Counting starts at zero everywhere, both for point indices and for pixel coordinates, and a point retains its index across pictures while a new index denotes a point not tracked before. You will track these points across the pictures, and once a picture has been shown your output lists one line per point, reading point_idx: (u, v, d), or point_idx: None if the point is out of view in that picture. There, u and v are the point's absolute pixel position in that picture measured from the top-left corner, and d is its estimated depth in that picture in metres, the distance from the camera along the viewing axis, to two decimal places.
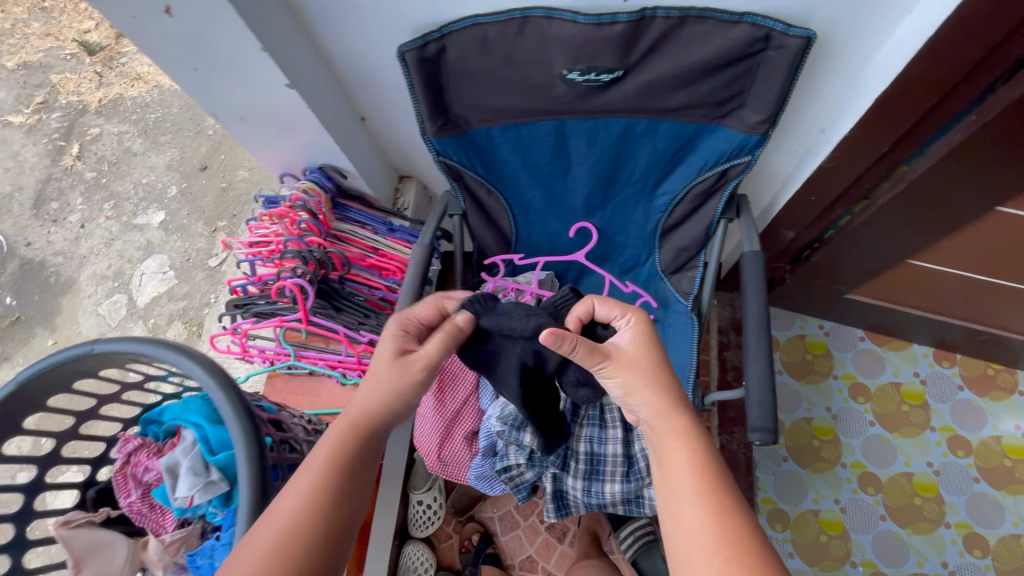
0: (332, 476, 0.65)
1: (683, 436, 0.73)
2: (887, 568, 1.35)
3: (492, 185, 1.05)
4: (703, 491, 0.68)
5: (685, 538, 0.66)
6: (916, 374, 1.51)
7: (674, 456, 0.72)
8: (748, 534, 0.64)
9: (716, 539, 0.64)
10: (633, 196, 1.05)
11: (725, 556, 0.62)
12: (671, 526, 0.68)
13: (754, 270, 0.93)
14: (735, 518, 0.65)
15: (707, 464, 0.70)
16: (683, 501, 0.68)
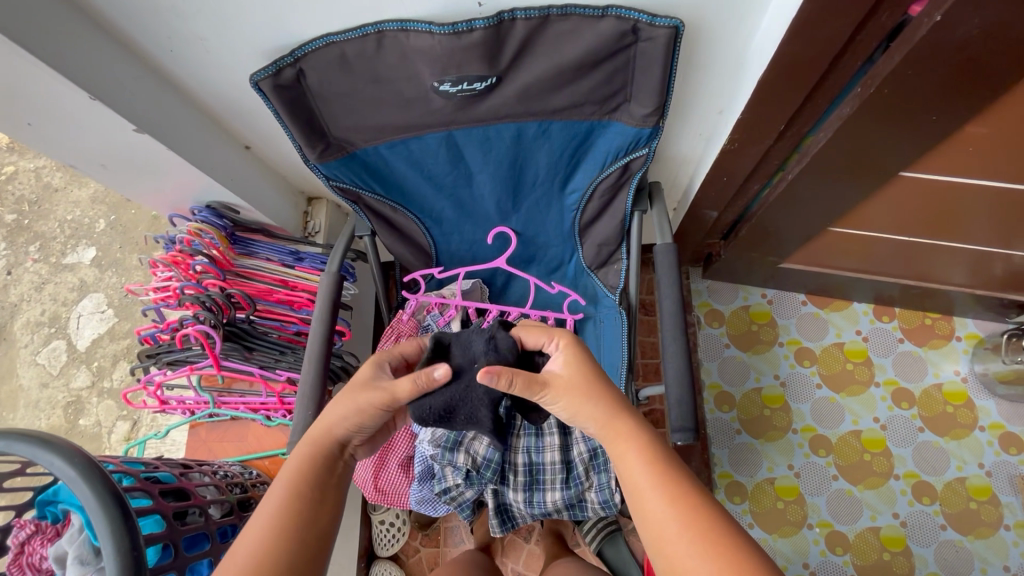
0: (296, 501, 0.64)
1: (633, 429, 0.67)
2: (842, 526, 1.38)
3: (396, 202, 1.00)
4: (659, 479, 0.62)
5: (662, 548, 0.59)
6: (859, 333, 1.52)
7: (624, 451, 0.66)
8: (713, 512, 0.59)
9: (684, 526, 0.58)
10: (544, 197, 1.01)
11: (694, 540, 0.57)
12: (649, 541, 0.60)
13: (668, 263, 0.92)
14: (697, 500, 0.60)
15: (660, 450, 0.65)
16: (644, 494, 0.62)
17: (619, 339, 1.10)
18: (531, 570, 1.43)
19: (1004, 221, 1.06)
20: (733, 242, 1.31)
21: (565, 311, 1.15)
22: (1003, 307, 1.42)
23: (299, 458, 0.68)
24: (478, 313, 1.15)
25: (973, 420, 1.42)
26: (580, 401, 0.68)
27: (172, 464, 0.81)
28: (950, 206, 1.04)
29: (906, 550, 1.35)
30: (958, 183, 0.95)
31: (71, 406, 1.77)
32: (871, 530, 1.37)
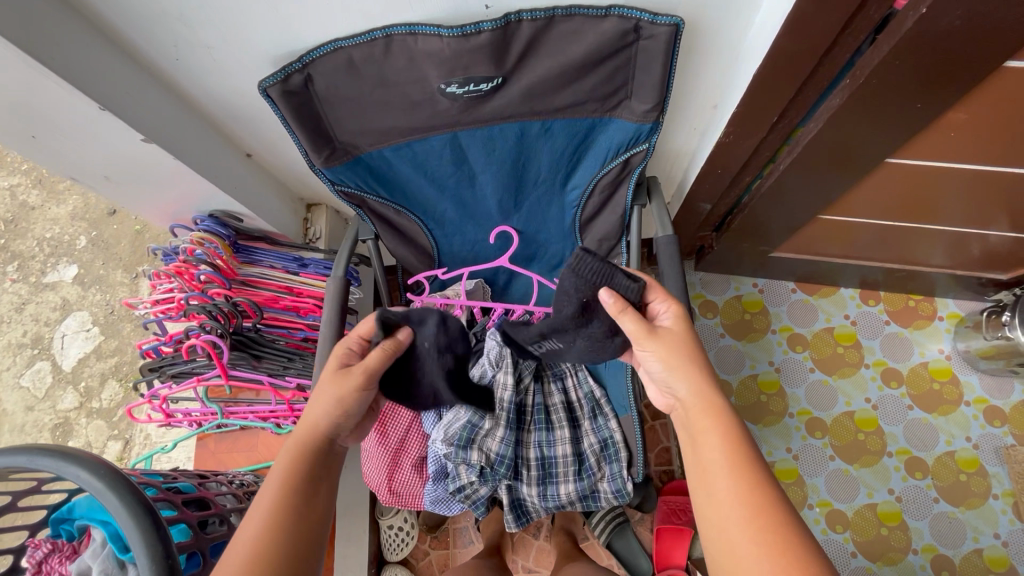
0: (287, 496, 0.66)
1: (719, 409, 0.70)
2: (841, 504, 1.43)
3: (400, 205, 1.01)
4: (732, 465, 0.65)
5: (720, 523, 0.63)
6: (847, 317, 1.57)
7: (704, 432, 0.69)
8: (780, 508, 0.61)
9: (750, 512, 0.61)
10: (545, 195, 1.03)
11: (758, 527, 0.60)
12: (705, 511, 0.65)
13: (670, 254, 0.94)
14: (766, 492, 0.63)
15: (740, 438, 0.68)
16: (716, 474, 0.65)
17: None
18: (542, 566, 1.44)
19: (982, 203, 1.11)
20: (725, 234, 1.35)
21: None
22: (982, 287, 1.48)
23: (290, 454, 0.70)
24: (481, 312, 1.16)
25: (959, 396, 1.48)
26: (672, 356, 0.73)
27: (189, 475, 0.82)
28: (931, 190, 1.09)
29: (902, 524, 1.40)
30: (939, 167, 0.99)
31: (59, 428, 1.73)
32: (868, 507, 1.42)
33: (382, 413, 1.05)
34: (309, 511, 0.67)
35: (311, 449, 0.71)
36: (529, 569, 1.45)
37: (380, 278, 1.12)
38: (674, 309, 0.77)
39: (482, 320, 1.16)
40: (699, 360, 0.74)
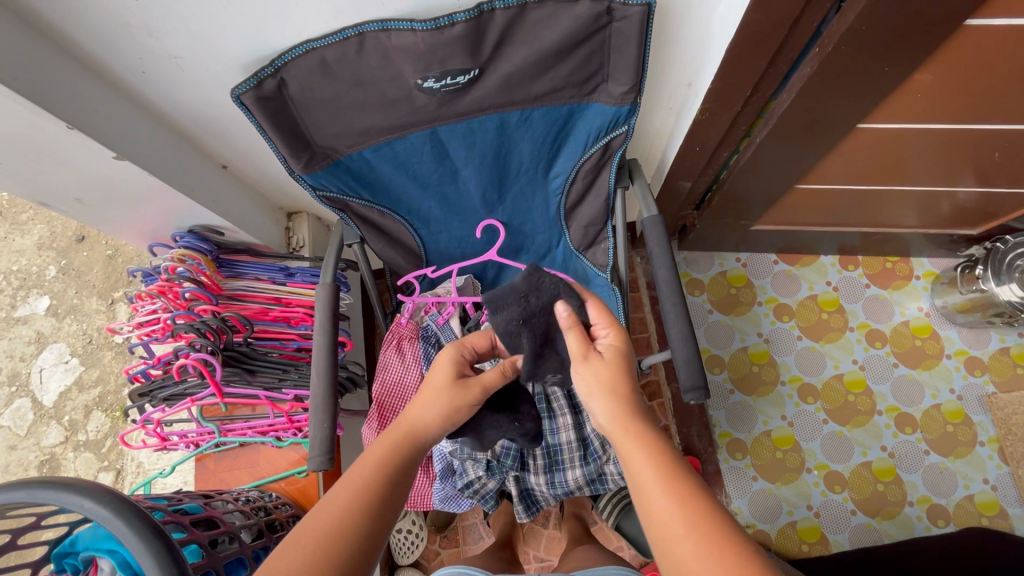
0: (375, 482, 0.67)
1: (645, 432, 0.66)
2: (838, 465, 1.47)
3: (382, 206, 1.00)
4: (667, 483, 0.61)
5: (663, 540, 0.58)
6: (829, 283, 1.61)
7: (634, 455, 0.65)
8: (719, 517, 0.57)
9: (690, 527, 0.57)
10: (528, 185, 1.03)
11: (698, 541, 0.55)
12: (649, 532, 0.60)
13: (657, 235, 0.95)
14: (703, 504, 0.58)
15: (668, 455, 0.64)
16: (652, 495, 0.61)
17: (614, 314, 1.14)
18: (554, 554, 1.46)
19: (949, 161, 1.15)
20: (707, 211, 1.37)
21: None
22: (954, 243, 1.53)
23: (390, 445, 0.71)
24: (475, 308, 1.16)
25: (940, 350, 1.54)
26: (602, 383, 0.70)
27: (194, 496, 0.81)
28: (901, 152, 1.12)
29: (897, 479, 1.45)
30: (907, 129, 1.02)
31: (46, 464, 1.67)
32: (864, 465, 1.46)
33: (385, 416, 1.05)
34: (387, 504, 0.66)
35: (411, 445, 0.72)
36: (541, 558, 1.45)
37: (369, 281, 1.11)
38: (615, 335, 0.74)
39: (476, 316, 1.16)
40: (629, 387, 0.71)
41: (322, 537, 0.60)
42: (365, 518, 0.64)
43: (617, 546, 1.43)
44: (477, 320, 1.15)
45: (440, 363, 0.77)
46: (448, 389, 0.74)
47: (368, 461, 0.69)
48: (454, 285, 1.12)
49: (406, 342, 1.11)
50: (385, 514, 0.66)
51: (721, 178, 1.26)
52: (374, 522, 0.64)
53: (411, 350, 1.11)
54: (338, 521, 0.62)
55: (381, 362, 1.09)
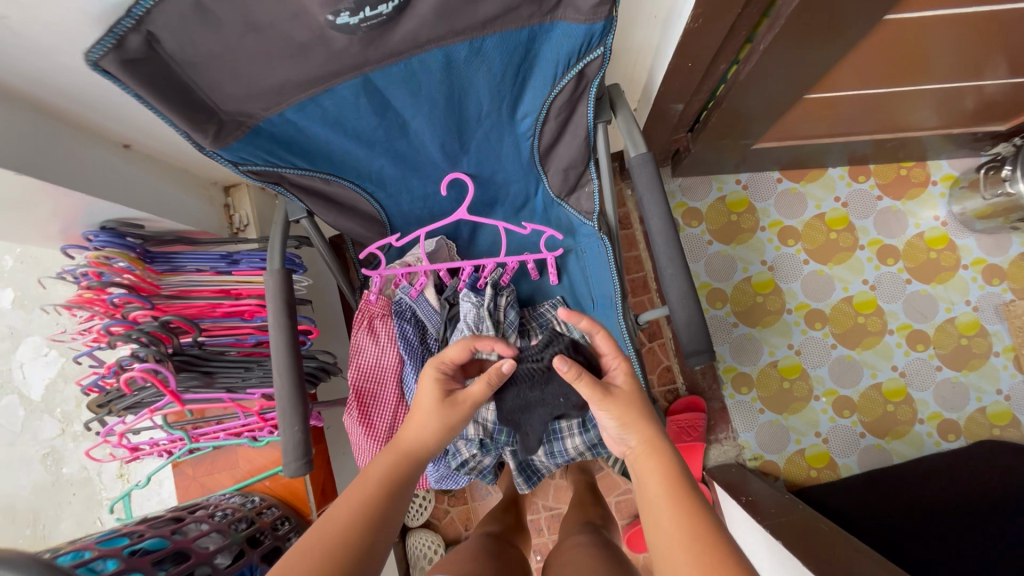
0: (375, 496, 0.68)
1: (662, 450, 0.70)
2: (847, 390, 1.42)
3: (325, 171, 0.86)
4: (669, 499, 0.65)
5: (666, 550, 0.61)
6: (837, 200, 1.48)
7: (652, 468, 0.69)
8: (712, 531, 0.60)
9: (685, 537, 0.60)
10: (493, 131, 0.88)
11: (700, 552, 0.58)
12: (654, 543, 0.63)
13: (649, 178, 0.81)
14: (701, 519, 0.61)
15: (678, 472, 0.67)
16: (658, 508, 0.65)
17: (606, 268, 1.03)
18: (562, 502, 1.45)
19: (986, 49, 0.98)
20: (702, 133, 1.21)
21: (544, 250, 1.06)
22: (977, 141, 1.38)
23: (389, 463, 0.74)
24: (451, 274, 1.03)
25: (957, 261, 1.43)
26: (629, 416, 0.72)
27: (161, 525, 0.76)
28: (924, 45, 0.95)
29: (907, 398, 1.41)
30: (940, 17, 0.85)
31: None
32: (873, 387, 1.42)
33: (366, 405, 0.97)
34: (385, 514, 0.68)
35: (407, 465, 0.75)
36: (550, 506, 1.46)
37: (328, 258, 0.99)
38: (625, 366, 0.77)
39: (453, 283, 1.04)
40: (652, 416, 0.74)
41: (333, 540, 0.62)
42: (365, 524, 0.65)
43: (622, 489, 1.43)
44: (454, 289, 1.04)
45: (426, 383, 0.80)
46: (440, 410, 0.78)
47: (369, 477, 0.71)
48: (424, 254, 1.00)
49: (378, 321, 1.00)
50: (384, 527, 0.67)
51: (717, 95, 1.10)
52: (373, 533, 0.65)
53: (384, 329, 0.99)
54: (341, 525, 0.64)
55: (352, 345, 0.99)
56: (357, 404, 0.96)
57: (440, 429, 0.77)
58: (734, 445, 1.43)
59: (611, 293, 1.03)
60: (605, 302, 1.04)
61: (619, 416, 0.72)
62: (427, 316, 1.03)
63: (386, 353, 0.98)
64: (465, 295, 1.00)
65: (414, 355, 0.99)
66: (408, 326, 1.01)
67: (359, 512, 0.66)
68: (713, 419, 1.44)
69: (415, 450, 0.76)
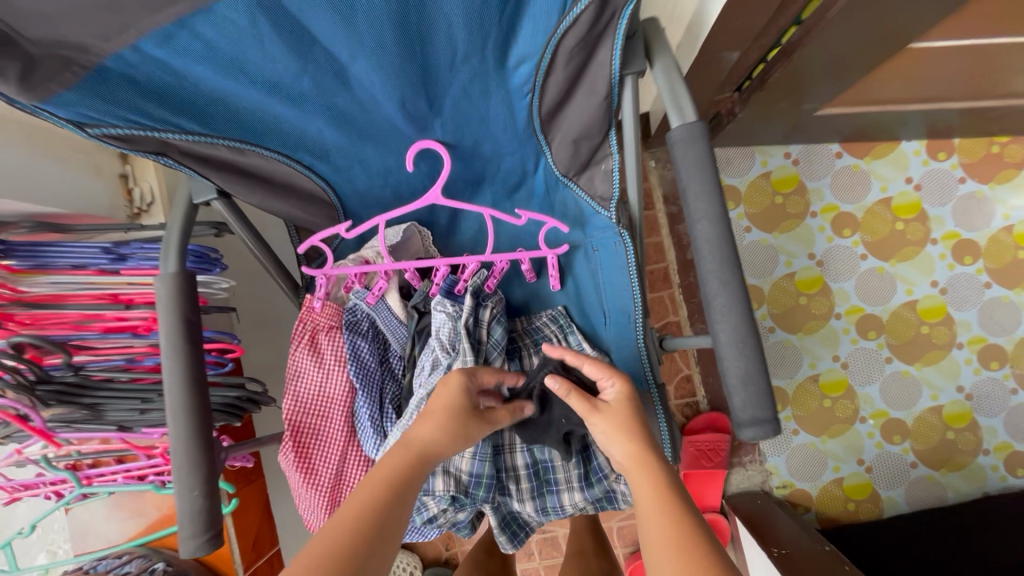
0: (380, 497, 0.53)
1: (652, 460, 0.58)
2: (900, 413, 1.20)
3: (232, 134, 0.60)
4: (658, 511, 0.52)
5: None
6: (909, 182, 1.20)
7: (639, 478, 0.57)
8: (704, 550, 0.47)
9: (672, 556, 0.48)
10: (476, 81, 0.62)
11: None
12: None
13: (698, 160, 0.55)
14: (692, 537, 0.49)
15: (672, 482, 0.55)
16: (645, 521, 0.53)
17: (624, 274, 0.78)
18: (558, 525, 1.27)
19: None
20: (757, 93, 0.93)
21: (544, 247, 0.80)
22: None
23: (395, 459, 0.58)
24: (420, 275, 0.79)
25: None
26: (619, 431, 0.61)
27: None
28: None
29: (972, 424, 1.19)
30: None
31: None
32: (932, 411, 1.19)
33: (304, 446, 0.73)
34: (395, 526, 0.53)
35: (421, 469, 0.59)
36: (544, 530, 1.28)
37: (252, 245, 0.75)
38: (620, 385, 0.65)
39: (423, 287, 0.80)
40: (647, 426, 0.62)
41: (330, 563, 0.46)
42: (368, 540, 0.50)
43: (626, 514, 1.24)
44: (424, 294, 0.79)
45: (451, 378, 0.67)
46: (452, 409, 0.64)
47: (376, 478, 0.56)
48: (385, 249, 0.73)
49: (324, 336, 0.76)
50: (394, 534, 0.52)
51: (786, 41, 0.82)
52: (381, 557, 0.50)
53: (330, 348, 0.76)
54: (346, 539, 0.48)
55: (288, 366, 0.75)
56: (292, 444, 0.72)
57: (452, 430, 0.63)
58: (760, 471, 1.23)
59: (630, 307, 0.79)
60: (621, 318, 0.80)
61: (607, 435, 0.61)
62: (389, 328, 0.79)
63: (332, 379, 0.75)
64: (439, 303, 0.75)
65: (370, 381, 0.76)
66: (364, 342, 0.78)
67: (362, 523, 0.51)
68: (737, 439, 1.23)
69: (430, 453, 0.61)
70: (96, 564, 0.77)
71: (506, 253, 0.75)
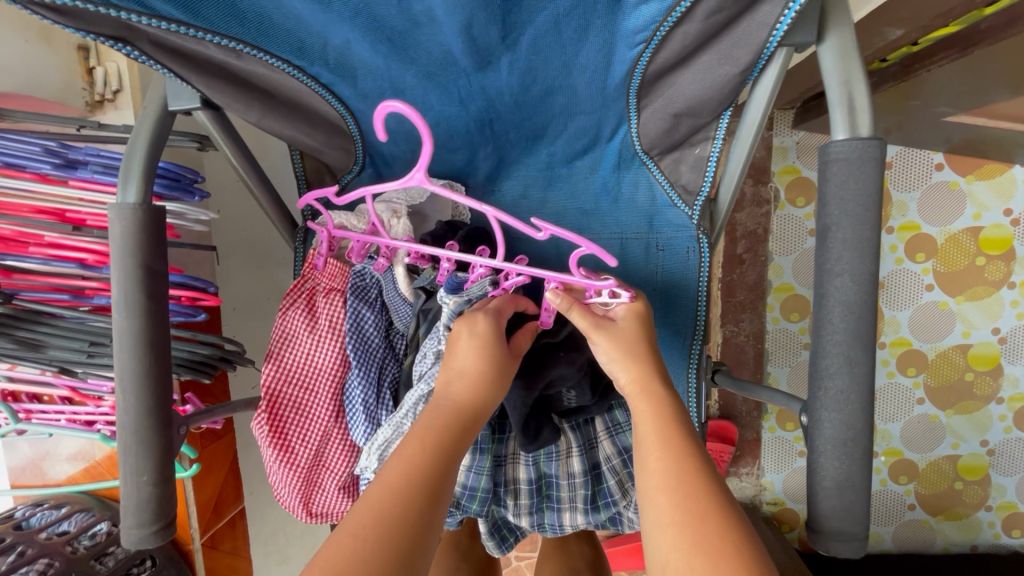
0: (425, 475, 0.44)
1: (655, 381, 0.48)
2: (915, 454, 1.14)
3: (229, 29, 0.43)
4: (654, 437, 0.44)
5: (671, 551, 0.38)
6: (1007, 214, 1.05)
7: (638, 404, 0.47)
8: (721, 514, 0.39)
9: (674, 503, 0.40)
10: (574, 12, 0.45)
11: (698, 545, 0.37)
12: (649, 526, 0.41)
13: (859, 192, 0.40)
14: (705, 488, 0.40)
15: (679, 409, 0.46)
16: (641, 451, 0.45)
17: (691, 287, 0.66)
18: None
19: None
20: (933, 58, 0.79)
21: (574, 272, 0.50)
22: None
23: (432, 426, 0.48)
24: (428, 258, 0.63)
25: None
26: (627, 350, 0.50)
27: None
28: None
29: (983, 479, 1.14)
30: None
31: None
32: (947, 459, 1.14)
33: (282, 418, 0.63)
34: (444, 495, 0.44)
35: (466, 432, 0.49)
36: None
37: (240, 168, 0.59)
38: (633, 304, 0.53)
39: (430, 271, 0.64)
40: (655, 349, 0.51)
41: (377, 535, 0.39)
42: (417, 512, 0.41)
43: None
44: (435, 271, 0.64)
45: (482, 321, 0.53)
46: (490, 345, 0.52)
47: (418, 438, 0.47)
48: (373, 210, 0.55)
49: (322, 299, 0.64)
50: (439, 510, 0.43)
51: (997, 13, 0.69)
52: (433, 542, 0.41)
53: (327, 312, 0.64)
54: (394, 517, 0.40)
55: (277, 327, 0.63)
56: (269, 415, 0.62)
57: (483, 378, 0.51)
58: (754, 484, 1.18)
59: (689, 325, 0.67)
60: (674, 337, 0.68)
61: (608, 355, 0.50)
62: (393, 306, 0.67)
63: (324, 350, 0.64)
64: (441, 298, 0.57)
65: (369, 359, 0.64)
66: (370, 312, 0.65)
67: (411, 490, 0.42)
68: (740, 450, 1.18)
69: (476, 414, 0.50)
70: (30, 516, 0.70)
71: (545, 270, 0.49)
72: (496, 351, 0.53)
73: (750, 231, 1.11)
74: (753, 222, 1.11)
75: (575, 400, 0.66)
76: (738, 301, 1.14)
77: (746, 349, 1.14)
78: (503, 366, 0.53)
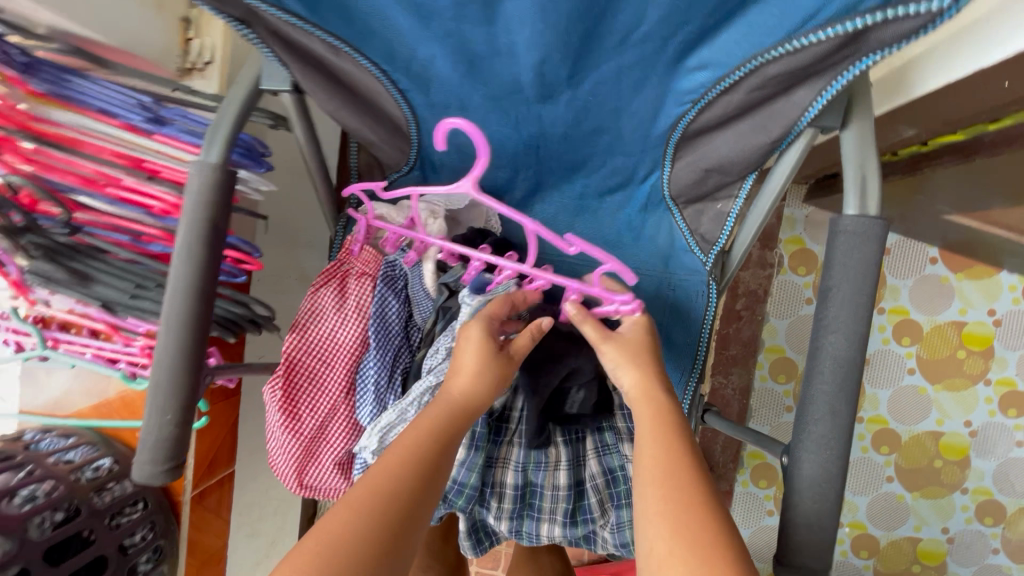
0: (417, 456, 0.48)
1: (658, 390, 0.53)
2: (878, 531, 1.17)
3: (335, 29, 0.50)
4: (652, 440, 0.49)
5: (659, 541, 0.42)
6: (990, 314, 1.11)
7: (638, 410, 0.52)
8: (704, 509, 0.43)
9: (659, 495, 0.44)
10: (637, 68, 0.52)
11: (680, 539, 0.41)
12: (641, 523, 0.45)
13: (862, 262, 0.46)
14: (691, 488, 0.44)
15: (677, 414, 0.51)
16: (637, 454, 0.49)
17: (695, 328, 0.71)
18: None
19: None
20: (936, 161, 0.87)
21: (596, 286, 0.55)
22: None
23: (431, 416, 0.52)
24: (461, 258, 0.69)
25: None
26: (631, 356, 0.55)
27: None
28: None
29: (940, 566, 1.17)
30: None
31: None
32: (908, 540, 1.17)
33: (294, 386, 0.66)
34: (434, 477, 0.49)
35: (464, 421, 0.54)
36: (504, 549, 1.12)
37: (307, 152, 0.64)
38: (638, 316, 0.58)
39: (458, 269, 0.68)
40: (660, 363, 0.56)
41: (378, 509, 0.44)
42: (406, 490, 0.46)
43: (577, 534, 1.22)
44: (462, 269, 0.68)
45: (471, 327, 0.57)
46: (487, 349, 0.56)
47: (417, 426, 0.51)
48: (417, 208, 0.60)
49: (353, 281, 0.69)
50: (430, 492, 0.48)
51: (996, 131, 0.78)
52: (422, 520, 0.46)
53: (356, 294, 0.68)
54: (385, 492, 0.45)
55: (307, 300, 0.68)
56: (285, 381, 0.66)
57: (482, 376, 0.55)
58: None
59: (688, 362, 0.71)
60: (673, 371, 0.72)
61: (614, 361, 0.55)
62: (417, 298, 0.71)
63: (347, 329, 0.68)
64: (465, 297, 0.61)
65: (387, 343, 0.69)
66: (394, 301, 0.70)
67: (401, 472, 0.47)
68: None
69: (471, 405, 0.55)
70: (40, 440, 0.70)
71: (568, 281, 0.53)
72: (490, 352, 0.56)
73: (751, 291, 1.17)
74: (755, 283, 1.17)
75: (576, 405, 0.70)
76: (730, 356, 1.18)
77: (732, 402, 1.18)
78: (500, 370, 0.57)
